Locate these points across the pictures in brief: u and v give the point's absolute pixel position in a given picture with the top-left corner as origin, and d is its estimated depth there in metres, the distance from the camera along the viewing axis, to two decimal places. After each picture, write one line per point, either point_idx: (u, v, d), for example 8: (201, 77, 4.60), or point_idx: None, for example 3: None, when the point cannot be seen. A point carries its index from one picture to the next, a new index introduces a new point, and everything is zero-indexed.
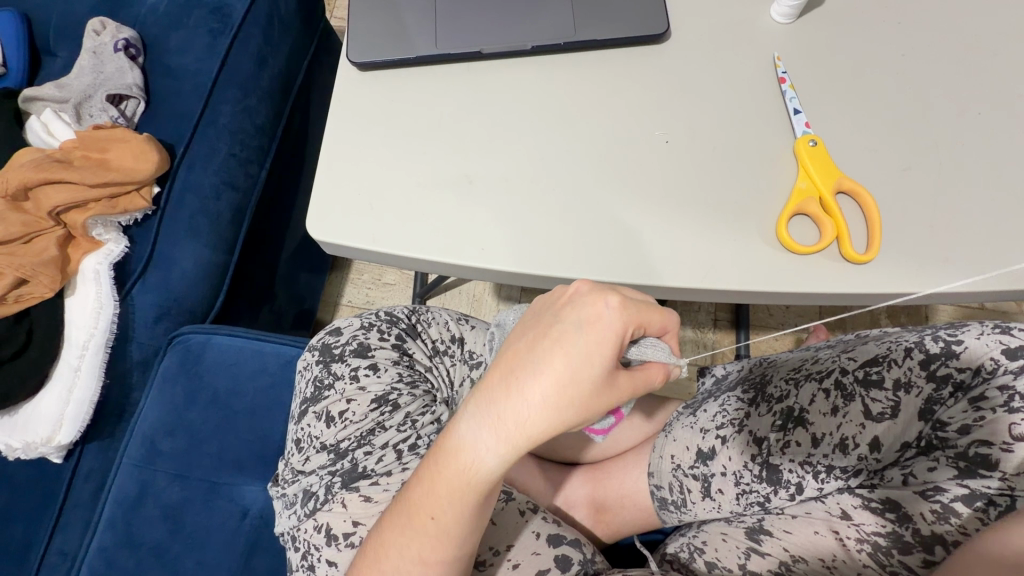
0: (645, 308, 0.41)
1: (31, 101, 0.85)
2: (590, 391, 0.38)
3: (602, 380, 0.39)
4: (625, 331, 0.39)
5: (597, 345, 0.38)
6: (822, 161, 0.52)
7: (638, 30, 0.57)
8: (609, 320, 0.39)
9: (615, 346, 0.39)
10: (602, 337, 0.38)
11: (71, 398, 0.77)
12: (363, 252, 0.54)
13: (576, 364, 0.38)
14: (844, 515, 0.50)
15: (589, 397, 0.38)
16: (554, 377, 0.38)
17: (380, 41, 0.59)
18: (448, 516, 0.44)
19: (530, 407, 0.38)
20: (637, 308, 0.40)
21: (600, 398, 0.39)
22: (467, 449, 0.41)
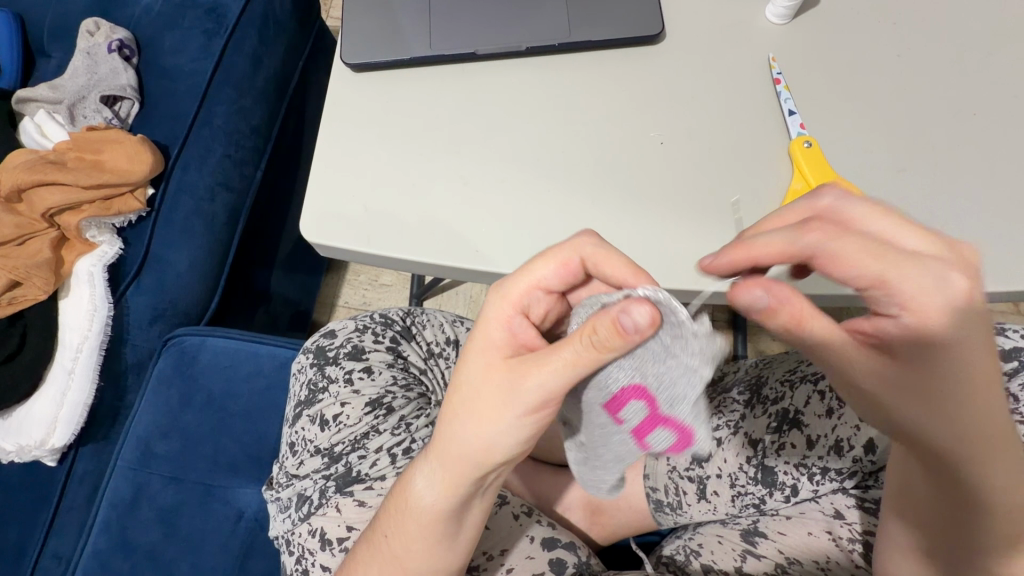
0: (515, 277, 0.40)
1: (25, 102, 0.84)
2: (481, 386, 0.39)
3: (489, 369, 0.39)
4: (499, 312, 0.40)
5: (475, 342, 0.41)
6: (817, 162, 0.52)
7: (633, 32, 0.57)
8: (482, 313, 0.41)
9: (491, 331, 0.40)
10: (476, 333, 0.41)
11: (65, 401, 0.77)
12: (357, 254, 0.54)
13: (462, 367, 0.41)
14: (838, 514, 0.52)
15: (481, 392, 0.39)
16: (452, 387, 0.41)
17: (374, 42, 0.59)
18: (400, 538, 0.45)
19: (448, 427, 0.42)
20: (507, 284, 0.41)
21: (496, 385, 0.39)
22: (416, 475, 0.45)
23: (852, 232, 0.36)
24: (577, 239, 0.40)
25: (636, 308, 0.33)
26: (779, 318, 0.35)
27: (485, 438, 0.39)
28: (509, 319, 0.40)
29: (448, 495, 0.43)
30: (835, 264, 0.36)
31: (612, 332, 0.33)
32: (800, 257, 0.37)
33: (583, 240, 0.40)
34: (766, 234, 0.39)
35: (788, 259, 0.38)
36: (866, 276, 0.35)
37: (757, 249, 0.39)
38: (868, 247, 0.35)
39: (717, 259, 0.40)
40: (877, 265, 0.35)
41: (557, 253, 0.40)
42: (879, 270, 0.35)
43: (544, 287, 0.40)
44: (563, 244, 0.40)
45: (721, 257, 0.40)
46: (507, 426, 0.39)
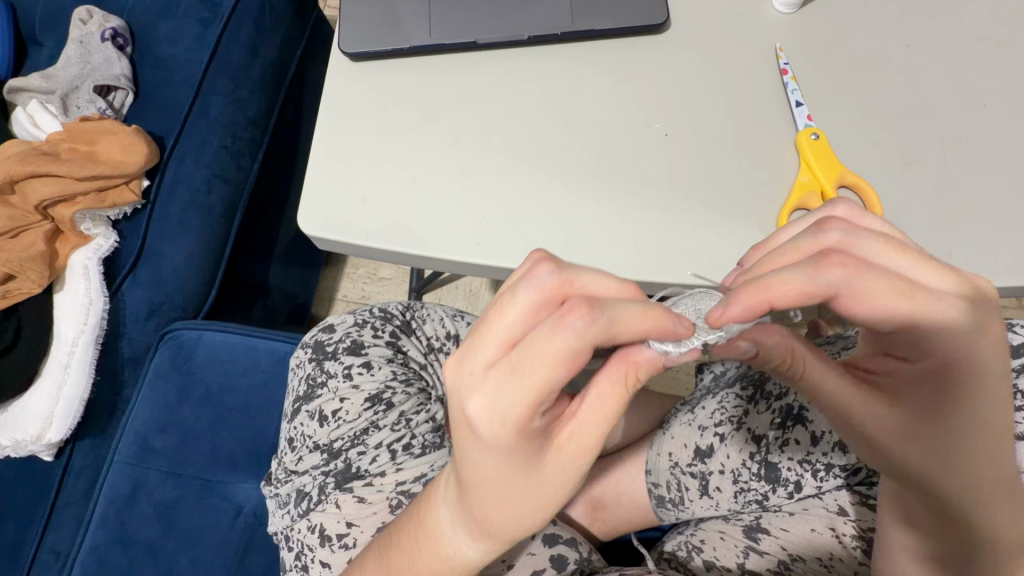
0: (523, 394, 0.30)
1: (17, 92, 0.82)
2: (540, 476, 0.35)
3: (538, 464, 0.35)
4: (524, 428, 0.32)
5: (501, 458, 0.33)
6: (823, 154, 0.51)
7: (636, 20, 0.56)
8: (495, 438, 0.32)
9: (520, 445, 0.33)
10: (503, 452, 0.33)
11: (60, 396, 0.75)
12: (355, 247, 0.53)
13: (502, 478, 0.35)
14: (842, 511, 0.52)
15: (541, 480, 0.35)
16: (496, 487, 0.35)
17: (372, 30, 0.57)
18: None
19: (507, 510, 0.36)
20: (513, 404, 0.31)
21: (558, 465, 0.35)
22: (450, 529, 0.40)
23: (871, 267, 0.34)
24: (593, 320, 0.30)
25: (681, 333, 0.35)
26: (772, 359, 0.37)
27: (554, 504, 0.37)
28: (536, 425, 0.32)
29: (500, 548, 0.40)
30: (859, 303, 0.34)
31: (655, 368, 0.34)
32: (820, 296, 0.35)
33: (579, 322, 0.30)
34: (782, 272, 0.34)
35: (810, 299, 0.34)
36: (900, 316, 0.34)
37: (776, 290, 0.34)
38: (892, 287, 0.34)
39: (728, 311, 0.34)
40: (903, 305, 0.34)
41: (565, 355, 0.29)
42: (908, 309, 0.34)
43: (558, 393, 0.31)
44: (566, 337, 0.29)
45: (732, 306, 0.34)
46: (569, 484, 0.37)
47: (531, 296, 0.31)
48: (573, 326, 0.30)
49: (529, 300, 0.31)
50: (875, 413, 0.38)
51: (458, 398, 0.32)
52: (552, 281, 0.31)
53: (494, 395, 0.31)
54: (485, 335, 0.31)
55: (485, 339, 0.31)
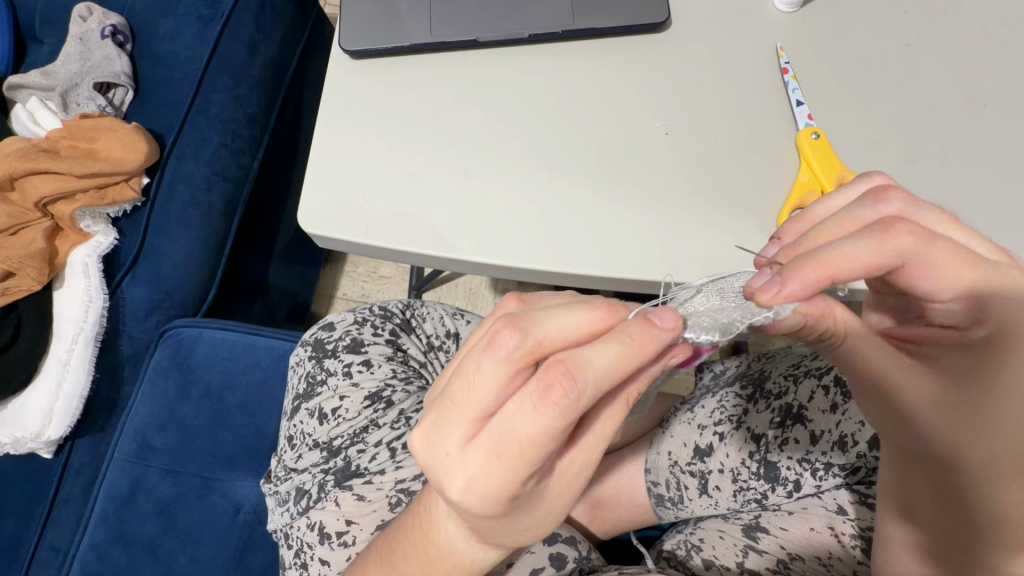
0: (507, 468, 0.30)
1: (17, 89, 0.82)
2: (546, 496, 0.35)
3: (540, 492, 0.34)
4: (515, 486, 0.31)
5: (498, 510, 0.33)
6: (824, 154, 0.51)
7: (637, 19, 0.56)
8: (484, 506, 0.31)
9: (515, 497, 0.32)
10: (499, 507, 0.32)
11: (60, 393, 0.76)
12: (356, 246, 0.53)
13: (507, 515, 0.34)
14: (841, 510, 0.52)
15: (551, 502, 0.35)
16: (501, 521, 0.35)
17: (373, 28, 0.57)
18: None
19: (513, 527, 0.35)
20: (496, 476, 0.30)
21: (559, 485, 0.35)
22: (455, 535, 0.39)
23: (936, 236, 0.33)
24: (573, 392, 0.29)
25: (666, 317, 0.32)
26: (820, 329, 0.35)
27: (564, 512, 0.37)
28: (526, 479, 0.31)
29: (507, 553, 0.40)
30: (921, 273, 0.33)
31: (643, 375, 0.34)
32: (885, 267, 0.33)
33: (556, 396, 0.29)
34: (842, 246, 0.33)
35: (875, 270, 0.33)
36: (961, 286, 0.34)
37: (837, 264, 0.32)
38: (953, 256, 0.33)
39: (786, 288, 0.33)
40: (965, 275, 0.33)
41: (547, 429, 0.29)
42: (967, 284, 0.34)
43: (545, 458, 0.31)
44: (546, 413, 0.29)
45: (790, 283, 0.33)
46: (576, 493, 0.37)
47: (497, 368, 0.29)
48: (552, 398, 0.29)
49: (498, 371, 0.29)
50: (913, 383, 0.37)
51: (438, 473, 0.31)
52: (518, 344, 0.30)
53: (474, 472, 0.30)
54: (457, 410, 0.30)
55: (458, 409, 0.30)
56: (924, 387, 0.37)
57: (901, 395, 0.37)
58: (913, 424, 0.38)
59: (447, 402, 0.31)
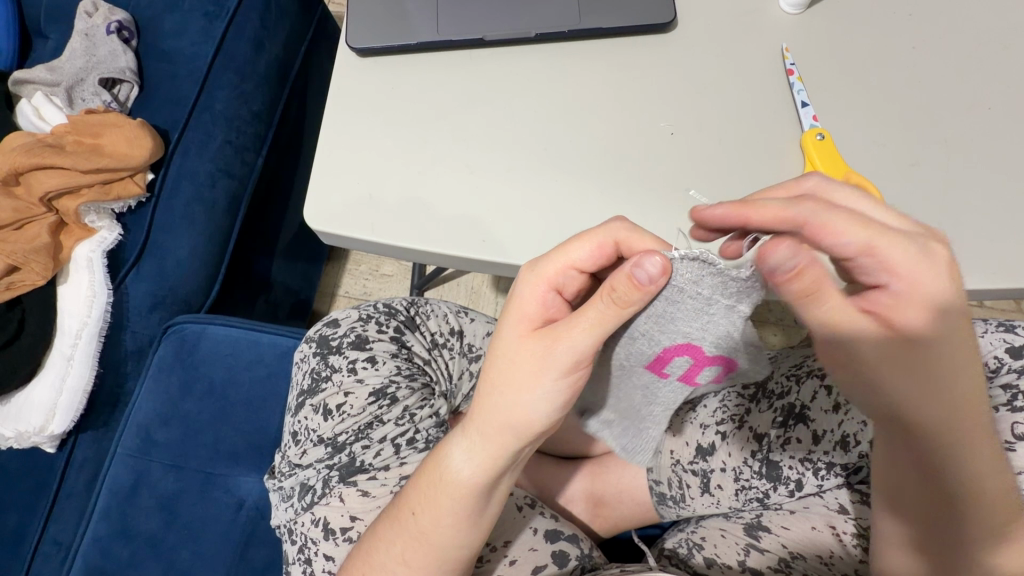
0: (554, 255, 0.42)
1: (22, 84, 0.83)
2: (514, 350, 0.42)
3: (524, 338, 0.42)
4: (534, 287, 0.42)
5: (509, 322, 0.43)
6: (829, 155, 0.51)
7: (644, 19, 0.56)
8: (516, 297, 0.43)
9: (527, 308, 0.43)
10: (525, 309, 0.43)
11: (63, 388, 0.76)
12: (361, 242, 0.53)
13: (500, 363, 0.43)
14: (843, 510, 0.52)
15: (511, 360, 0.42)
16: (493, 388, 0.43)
17: (380, 26, 0.58)
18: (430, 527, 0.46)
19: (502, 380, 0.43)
20: (539, 270, 0.42)
21: (531, 349, 0.42)
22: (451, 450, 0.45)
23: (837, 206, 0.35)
24: (648, 281, 0.37)
25: (648, 265, 0.37)
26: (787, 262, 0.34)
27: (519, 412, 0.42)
28: (544, 296, 0.42)
29: (486, 467, 0.44)
30: (824, 232, 0.35)
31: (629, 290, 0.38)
32: (788, 225, 0.36)
33: (615, 224, 0.41)
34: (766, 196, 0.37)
35: (778, 224, 0.36)
36: (856, 244, 0.35)
37: (753, 210, 0.37)
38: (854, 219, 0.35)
39: (713, 209, 0.38)
40: (865, 234, 0.35)
41: (595, 237, 0.41)
42: (867, 240, 0.35)
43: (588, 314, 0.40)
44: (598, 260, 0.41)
45: (717, 207, 0.38)
46: (540, 393, 0.42)
47: (586, 252, 0.41)
48: (654, 281, 0.38)
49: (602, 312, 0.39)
50: (876, 342, 0.37)
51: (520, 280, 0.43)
52: (603, 256, 0.41)
53: (535, 262, 0.43)
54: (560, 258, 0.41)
55: (553, 354, 0.41)
56: (878, 346, 0.37)
57: (861, 353, 0.37)
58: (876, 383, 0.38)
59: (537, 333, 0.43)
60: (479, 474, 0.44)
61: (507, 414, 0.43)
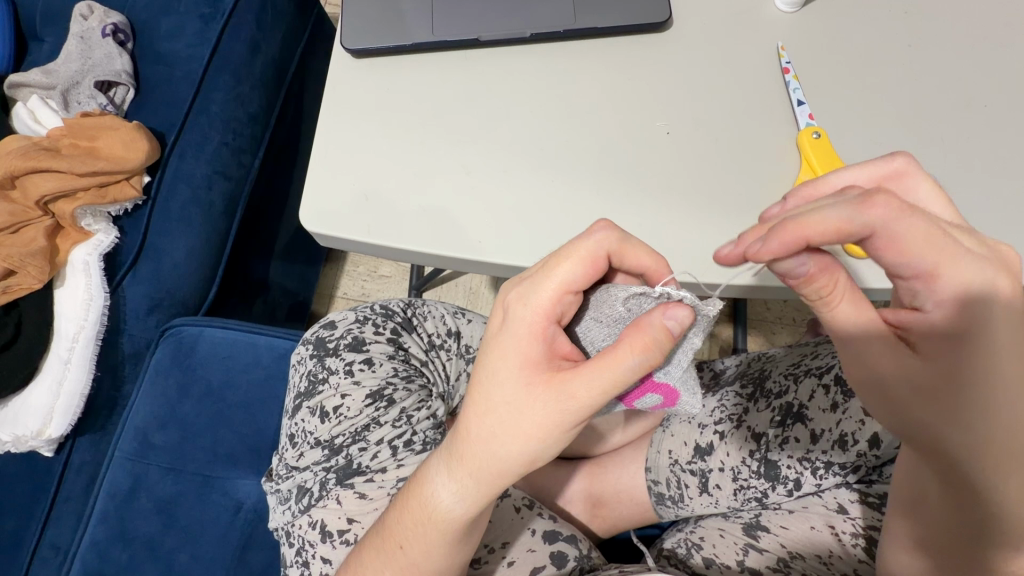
0: (545, 281, 0.40)
1: (17, 87, 0.83)
2: (522, 400, 0.39)
3: (530, 383, 0.39)
4: (533, 319, 0.40)
5: (507, 351, 0.40)
6: (825, 153, 0.51)
7: (639, 18, 0.56)
8: (512, 324, 0.40)
9: (525, 341, 0.40)
10: (526, 337, 0.40)
11: (61, 392, 0.76)
12: (357, 244, 0.53)
13: (507, 410, 0.39)
14: (841, 509, 0.52)
15: (525, 408, 0.38)
16: (501, 439, 0.39)
17: (374, 27, 0.57)
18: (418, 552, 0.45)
19: (505, 428, 0.39)
20: (536, 295, 0.40)
21: (542, 398, 0.38)
22: (438, 485, 0.43)
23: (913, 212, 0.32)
24: (679, 333, 0.37)
25: (678, 311, 0.36)
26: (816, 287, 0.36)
27: (525, 454, 0.39)
28: (544, 327, 0.40)
29: (477, 503, 0.43)
30: (887, 246, 0.33)
31: (642, 330, 0.36)
32: (853, 237, 0.33)
33: (601, 232, 0.40)
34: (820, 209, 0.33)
35: (843, 238, 0.33)
36: (922, 264, 0.33)
37: (812, 228, 0.33)
38: (931, 237, 0.33)
39: (767, 245, 0.34)
40: (932, 256, 0.33)
41: (583, 252, 0.39)
42: (933, 262, 0.33)
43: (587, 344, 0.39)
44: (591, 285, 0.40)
45: (771, 240, 0.33)
46: (554, 438, 0.39)
47: (574, 268, 0.40)
48: (683, 332, 0.37)
49: (625, 367, 0.36)
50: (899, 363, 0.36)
51: (510, 306, 0.41)
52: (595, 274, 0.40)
53: (525, 283, 0.41)
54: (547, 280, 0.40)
55: (574, 401, 0.37)
56: (916, 369, 0.36)
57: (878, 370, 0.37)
58: (902, 406, 0.37)
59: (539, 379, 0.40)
60: (471, 510, 0.43)
61: (509, 461, 0.40)
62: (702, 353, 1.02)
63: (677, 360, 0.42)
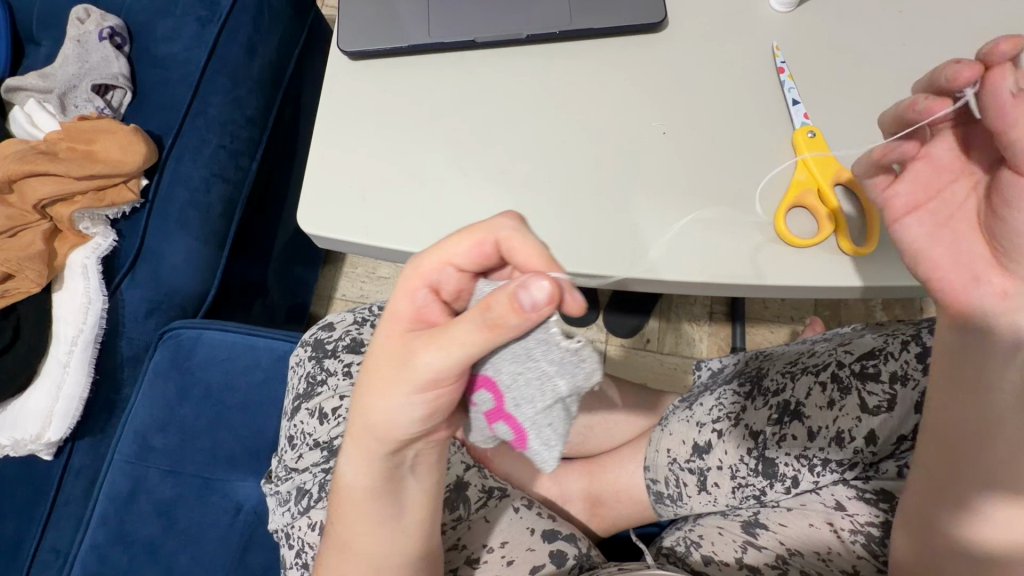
0: (432, 247, 0.38)
1: (14, 91, 0.83)
2: (383, 360, 0.38)
3: (393, 346, 0.38)
4: (411, 283, 0.38)
5: (387, 313, 0.39)
6: (820, 153, 0.52)
7: (635, 19, 0.56)
8: (395, 287, 0.39)
9: (400, 306, 0.38)
10: (400, 302, 0.38)
11: (59, 395, 0.76)
12: (354, 246, 0.53)
13: (371, 368, 0.39)
14: (839, 506, 0.52)
15: (382, 368, 0.38)
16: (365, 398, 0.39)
17: (371, 29, 0.58)
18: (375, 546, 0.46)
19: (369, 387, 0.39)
20: (417, 262, 0.38)
21: (394, 359, 0.37)
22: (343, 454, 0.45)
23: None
24: (530, 308, 0.32)
25: (533, 290, 0.32)
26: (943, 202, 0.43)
27: (379, 420, 0.39)
28: (420, 294, 0.38)
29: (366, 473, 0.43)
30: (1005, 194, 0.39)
31: (484, 308, 0.33)
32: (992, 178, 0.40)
33: (501, 219, 0.37)
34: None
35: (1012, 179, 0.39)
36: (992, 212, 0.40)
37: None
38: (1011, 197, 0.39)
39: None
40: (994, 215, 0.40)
41: (469, 229, 0.37)
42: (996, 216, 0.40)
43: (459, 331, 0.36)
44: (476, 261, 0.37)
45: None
46: (400, 407, 0.38)
47: (458, 242, 0.37)
48: (536, 310, 0.32)
49: (472, 332, 0.33)
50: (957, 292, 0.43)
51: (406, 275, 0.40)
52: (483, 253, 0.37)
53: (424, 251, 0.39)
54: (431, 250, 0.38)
55: (414, 363, 0.36)
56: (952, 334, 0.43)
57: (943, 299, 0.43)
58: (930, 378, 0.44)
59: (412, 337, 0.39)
60: (359, 477, 0.44)
61: (373, 425, 0.40)
62: (700, 352, 1.02)
63: (531, 396, 0.35)
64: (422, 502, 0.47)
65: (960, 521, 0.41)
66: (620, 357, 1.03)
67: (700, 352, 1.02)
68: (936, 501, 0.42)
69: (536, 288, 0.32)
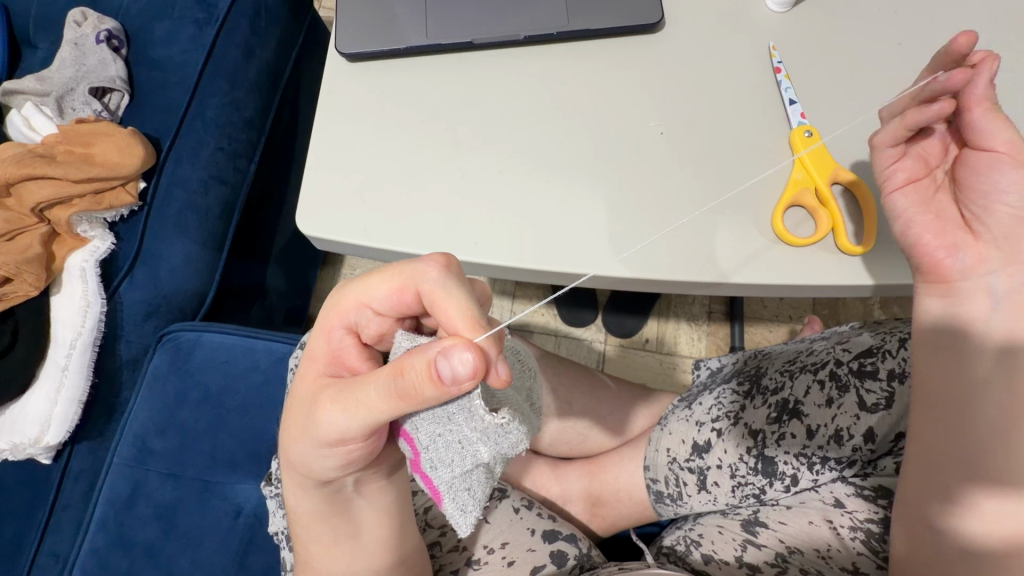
0: (352, 288, 0.42)
1: (12, 94, 0.83)
2: (308, 396, 0.42)
3: (317, 383, 0.42)
4: (333, 321, 0.43)
5: (316, 346, 0.44)
6: (817, 153, 0.52)
7: (632, 20, 0.56)
8: (323, 322, 0.44)
9: (324, 341, 0.43)
10: (324, 337, 0.44)
11: (58, 399, 0.76)
12: (354, 247, 0.53)
13: (297, 398, 0.44)
14: (838, 504, 0.52)
15: (301, 402, 0.43)
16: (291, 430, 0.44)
17: (369, 31, 0.58)
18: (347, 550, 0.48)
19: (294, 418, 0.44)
20: (339, 302, 0.43)
21: (310, 396, 0.42)
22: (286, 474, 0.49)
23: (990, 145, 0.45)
24: (450, 379, 0.32)
25: (451, 362, 0.32)
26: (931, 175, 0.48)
27: (299, 453, 0.43)
28: (337, 330, 0.43)
29: (303, 496, 0.47)
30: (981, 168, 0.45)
31: (394, 372, 0.35)
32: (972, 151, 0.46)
33: (420, 262, 0.40)
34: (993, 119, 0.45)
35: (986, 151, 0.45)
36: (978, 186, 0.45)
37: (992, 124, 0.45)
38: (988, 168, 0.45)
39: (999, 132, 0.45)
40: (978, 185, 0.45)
41: (387, 273, 0.41)
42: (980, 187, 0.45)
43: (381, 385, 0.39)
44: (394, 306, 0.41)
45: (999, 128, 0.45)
46: (313, 446, 0.41)
47: (377, 288, 0.41)
48: (457, 383, 0.32)
49: (384, 393, 0.36)
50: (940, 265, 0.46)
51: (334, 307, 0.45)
52: (397, 298, 0.41)
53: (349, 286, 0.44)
54: (352, 290, 0.42)
55: (320, 405, 0.40)
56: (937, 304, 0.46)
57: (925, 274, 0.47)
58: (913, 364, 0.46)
59: (334, 374, 0.43)
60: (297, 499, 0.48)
61: (300, 456, 0.44)
62: (699, 352, 1.03)
63: (449, 459, 0.38)
64: (380, 517, 0.49)
65: (951, 510, 0.42)
66: (619, 357, 1.04)
67: (699, 352, 1.03)
68: (926, 494, 0.43)
69: (453, 359, 0.32)
